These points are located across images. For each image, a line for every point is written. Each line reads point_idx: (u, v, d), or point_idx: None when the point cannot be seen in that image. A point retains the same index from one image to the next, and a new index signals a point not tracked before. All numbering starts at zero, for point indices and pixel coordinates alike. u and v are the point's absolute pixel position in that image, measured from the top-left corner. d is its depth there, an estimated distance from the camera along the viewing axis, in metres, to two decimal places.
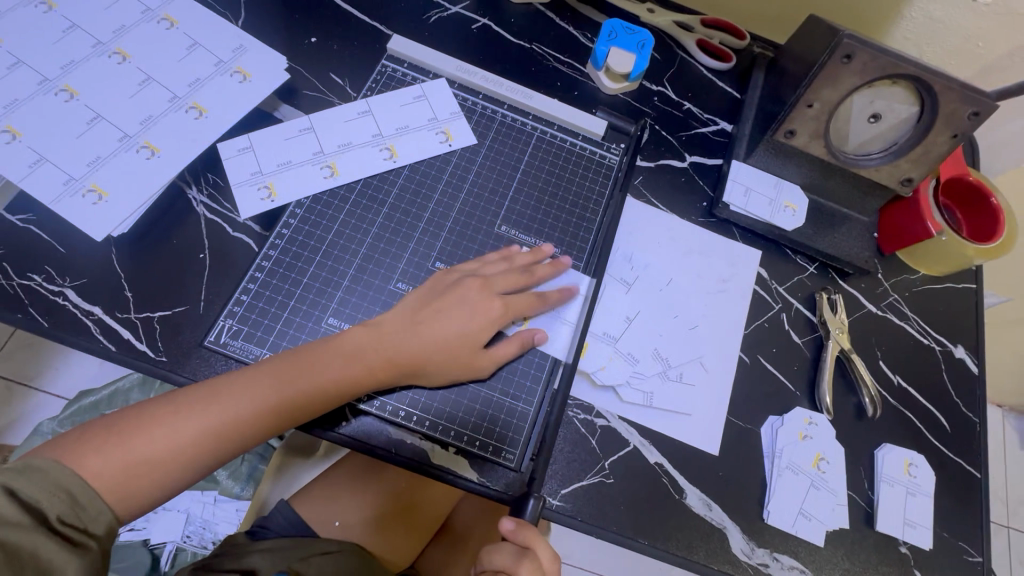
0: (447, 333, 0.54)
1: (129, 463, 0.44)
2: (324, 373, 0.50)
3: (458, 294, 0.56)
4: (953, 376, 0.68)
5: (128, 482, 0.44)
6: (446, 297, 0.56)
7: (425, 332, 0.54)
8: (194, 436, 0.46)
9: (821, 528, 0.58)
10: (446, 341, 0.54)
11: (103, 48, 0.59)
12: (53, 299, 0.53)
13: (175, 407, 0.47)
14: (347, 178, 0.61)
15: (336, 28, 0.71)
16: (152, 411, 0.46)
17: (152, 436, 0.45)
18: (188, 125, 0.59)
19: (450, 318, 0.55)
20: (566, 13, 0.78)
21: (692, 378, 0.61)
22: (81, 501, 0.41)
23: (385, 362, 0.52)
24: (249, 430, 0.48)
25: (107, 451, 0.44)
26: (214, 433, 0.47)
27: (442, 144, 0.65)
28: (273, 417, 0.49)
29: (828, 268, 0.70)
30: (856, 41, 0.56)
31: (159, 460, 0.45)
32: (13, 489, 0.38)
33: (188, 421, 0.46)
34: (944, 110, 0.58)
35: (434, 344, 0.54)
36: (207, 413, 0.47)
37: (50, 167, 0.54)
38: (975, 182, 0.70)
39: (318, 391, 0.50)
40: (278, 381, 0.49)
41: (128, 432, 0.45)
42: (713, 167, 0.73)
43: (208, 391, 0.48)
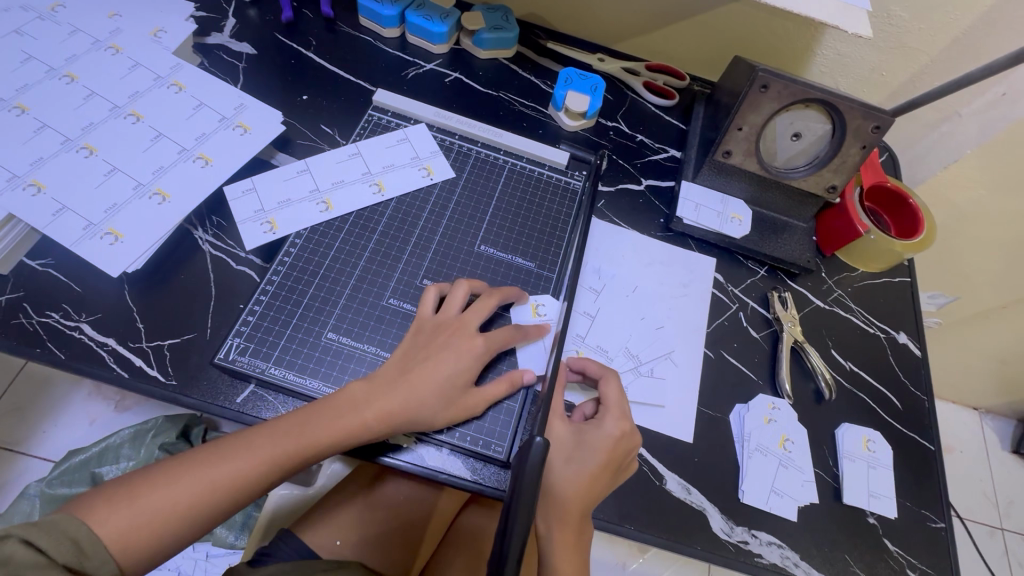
0: (435, 377, 0.57)
1: (138, 519, 0.46)
2: (318, 427, 0.53)
3: (451, 335, 0.59)
4: (899, 360, 0.75)
5: (137, 538, 0.45)
6: (438, 341, 0.59)
7: (420, 371, 0.57)
8: (199, 495, 0.48)
9: (792, 503, 0.62)
10: (441, 384, 0.57)
11: (118, 111, 0.67)
12: (70, 333, 0.58)
13: (183, 467, 0.49)
14: (341, 211, 0.68)
15: (326, 87, 0.80)
16: (162, 472, 0.48)
17: (157, 495, 0.47)
18: (195, 173, 0.66)
19: (440, 365, 0.57)
20: (528, 65, 0.89)
21: (663, 373, 0.67)
22: (84, 549, 0.44)
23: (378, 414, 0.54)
24: (252, 487, 0.50)
25: (115, 507, 0.46)
26: (217, 491, 0.48)
27: (424, 178, 0.73)
28: (275, 474, 0.51)
29: (777, 270, 0.78)
30: (770, 74, 0.66)
31: (163, 518, 0.47)
32: (28, 539, 0.41)
33: (194, 478, 0.48)
34: (851, 126, 0.67)
35: (423, 388, 0.56)
36: (214, 471, 0.49)
37: (71, 215, 0.60)
38: (893, 187, 0.80)
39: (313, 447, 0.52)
40: (279, 440, 0.51)
41: (137, 491, 0.47)
42: (667, 188, 0.82)
43: (214, 451, 0.50)
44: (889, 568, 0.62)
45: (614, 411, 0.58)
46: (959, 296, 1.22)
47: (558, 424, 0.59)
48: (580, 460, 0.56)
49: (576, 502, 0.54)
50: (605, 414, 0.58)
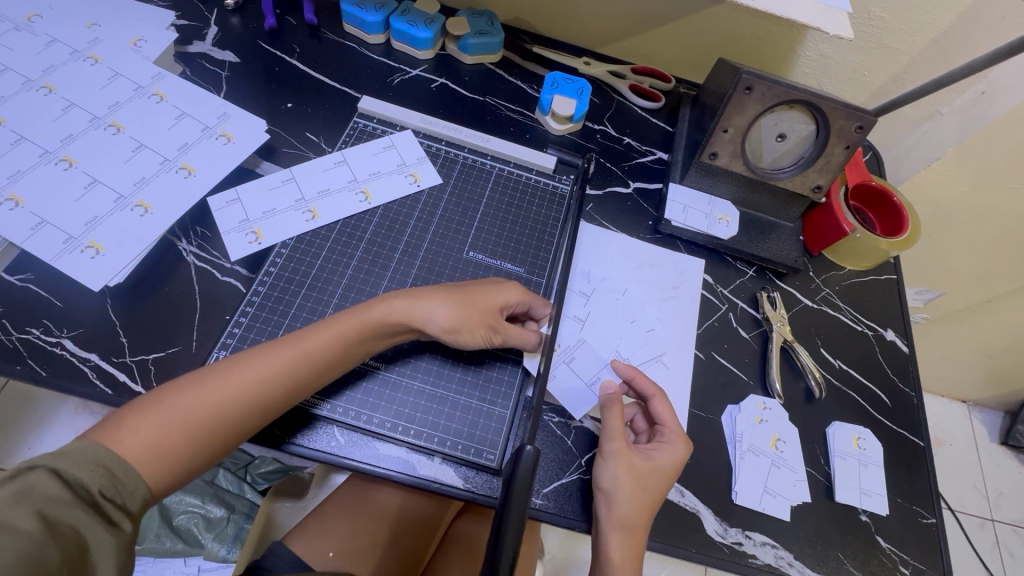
0: (482, 299, 0.60)
1: (155, 437, 0.46)
2: (312, 339, 0.54)
3: (493, 282, 0.62)
4: (887, 357, 0.76)
5: (158, 455, 0.46)
6: (478, 286, 0.61)
7: (442, 302, 0.58)
8: (208, 411, 0.49)
9: (785, 502, 0.62)
10: (487, 305, 0.60)
11: (98, 122, 0.66)
12: (51, 349, 0.57)
13: (200, 380, 0.50)
14: (327, 220, 0.68)
15: (311, 94, 0.80)
16: (165, 391, 0.49)
17: (178, 405, 0.48)
18: (178, 183, 0.65)
19: (472, 300, 0.59)
20: (513, 69, 0.89)
21: (653, 375, 0.67)
22: (117, 475, 0.43)
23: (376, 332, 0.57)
24: (271, 395, 0.52)
25: (139, 421, 0.46)
26: (222, 405, 0.50)
27: (412, 185, 0.73)
28: (289, 381, 0.53)
29: (765, 271, 0.78)
30: (754, 75, 0.67)
31: (186, 426, 0.48)
32: (56, 469, 0.40)
33: (213, 388, 0.50)
34: (835, 126, 0.68)
35: (467, 308, 0.59)
36: (232, 381, 0.50)
37: (51, 229, 0.59)
38: (877, 186, 0.81)
39: (306, 359, 0.53)
40: (274, 356, 0.53)
41: (147, 409, 0.47)
42: (654, 190, 0.82)
43: (213, 369, 0.51)
44: (882, 566, 0.62)
45: (676, 432, 0.60)
46: (945, 291, 1.23)
47: (625, 449, 0.57)
48: (652, 483, 0.56)
49: (643, 522, 0.55)
50: (665, 432, 0.60)
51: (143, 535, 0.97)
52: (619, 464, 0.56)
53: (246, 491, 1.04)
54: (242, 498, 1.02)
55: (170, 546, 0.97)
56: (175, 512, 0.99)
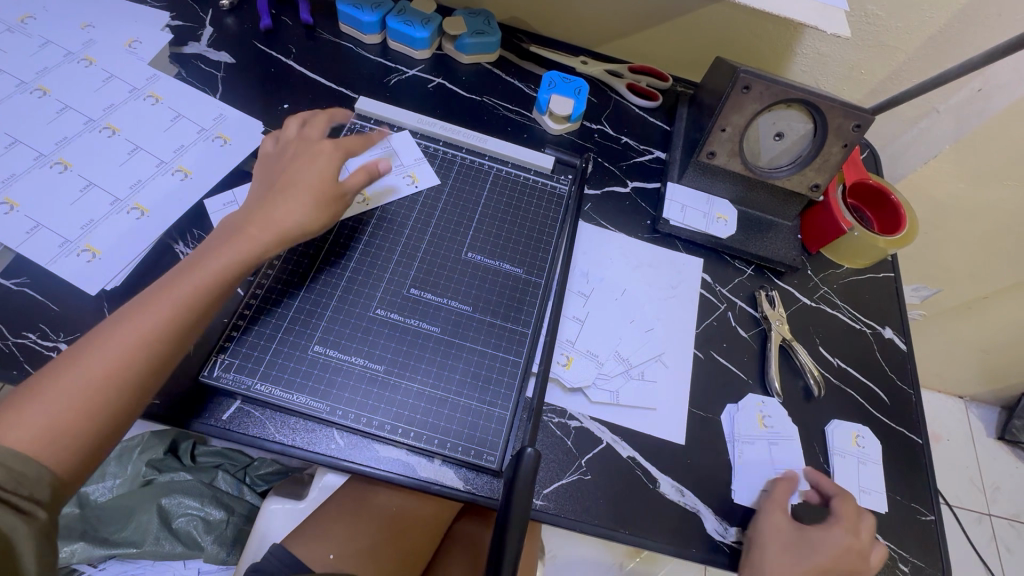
0: (304, 186, 0.61)
1: (44, 424, 0.45)
2: (183, 286, 0.53)
3: (307, 155, 0.63)
4: (885, 355, 0.76)
5: (52, 439, 0.45)
6: (297, 160, 0.63)
7: (280, 199, 0.60)
8: (99, 382, 0.48)
9: (782, 503, 0.62)
10: (297, 213, 0.59)
11: (93, 124, 0.66)
12: (48, 354, 0.56)
13: (54, 370, 0.47)
14: None
15: (308, 95, 0.79)
16: (39, 381, 0.46)
17: (61, 389, 0.47)
18: (174, 186, 0.65)
19: (300, 183, 0.61)
20: (511, 69, 0.89)
21: (653, 375, 0.67)
22: (17, 469, 0.42)
23: (262, 254, 0.57)
24: (163, 350, 0.51)
25: (21, 414, 0.45)
26: (110, 375, 0.48)
27: (409, 185, 0.72)
28: (172, 335, 0.51)
29: (764, 269, 0.79)
30: (751, 74, 0.67)
31: (75, 407, 0.46)
32: None
33: (81, 367, 0.48)
34: (833, 125, 0.68)
35: (274, 228, 0.58)
36: (94, 355, 0.48)
37: (46, 232, 0.58)
38: (875, 184, 0.81)
39: (194, 295, 0.53)
40: (141, 309, 0.51)
41: (25, 404, 0.45)
42: (653, 190, 0.82)
43: (88, 345, 0.49)
44: (881, 564, 0.62)
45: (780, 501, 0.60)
46: (941, 288, 1.24)
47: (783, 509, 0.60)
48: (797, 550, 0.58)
49: None
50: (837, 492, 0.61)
51: (144, 539, 0.96)
52: (773, 520, 0.59)
53: (245, 493, 1.05)
54: (241, 499, 1.03)
55: (171, 549, 0.96)
56: (174, 515, 0.98)
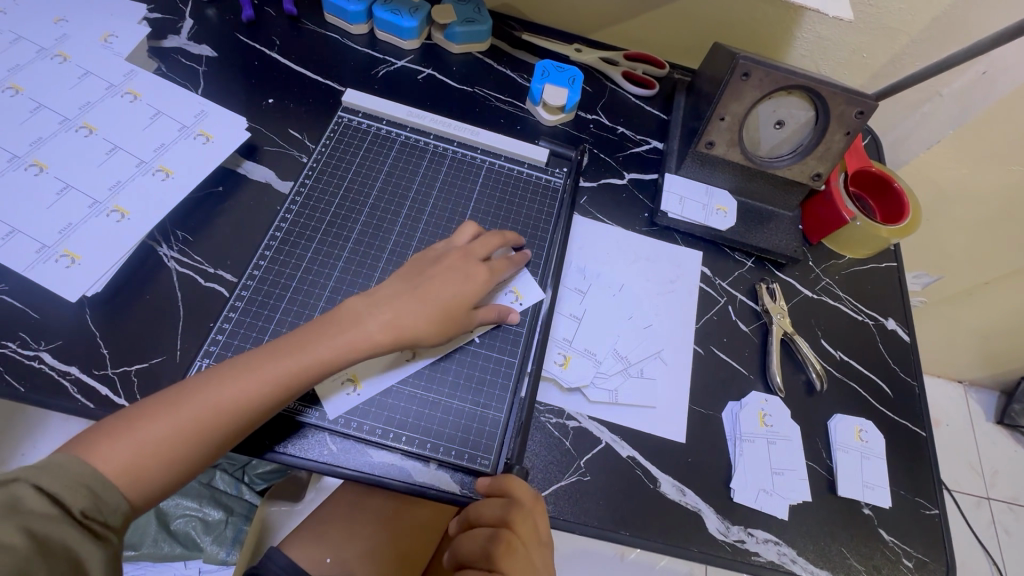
0: (441, 297, 0.58)
1: (134, 456, 0.45)
2: (309, 353, 0.53)
3: (458, 268, 0.61)
4: (888, 346, 0.75)
5: (135, 474, 0.45)
6: (445, 272, 0.60)
7: (408, 302, 0.58)
8: (200, 422, 0.48)
9: (784, 502, 0.61)
10: (446, 303, 0.58)
11: (70, 123, 0.63)
12: (28, 363, 0.55)
13: (160, 403, 0.48)
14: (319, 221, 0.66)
15: (293, 89, 0.77)
16: (141, 412, 0.47)
17: (160, 424, 0.47)
18: (156, 187, 0.62)
19: (436, 303, 0.58)
20: (503, 58, 0.86)
21: (652, 373, 0.66)
22: (100, 495, 0.42)
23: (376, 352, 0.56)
24: (265, 403, 0.50)
25: (116, 440, 0.45)
26: (214, 423, 0.48)
27: (514, 303, 0.65)
28: (279, 393, 0.51)
29: (764, 261, 0.77)
30: (751, 61, 0.64)
31: (166, 443, 0.46)
32: (39, 486, 0.39)
33: (187, 407, 0.48)
34: (835, 112, 0.66)
35: (419, 310, 0.57)
36: (201, 398, 0.48)
37: (23, 238, 0.56)
38: (877, 172, 0.79)
39: (304, 370, 0.52)
40: (251, 370, 0.51)
41: (119, 436, 0.45)
42: (650, 181, 0.80)
43: (194, 386, 0.49)
44: (886, 559, 0.61)
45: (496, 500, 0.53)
46: (943, 275, 1.22)
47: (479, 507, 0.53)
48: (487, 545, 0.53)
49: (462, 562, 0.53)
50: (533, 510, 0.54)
51: (141, 541, 0.96)
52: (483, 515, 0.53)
53: (244, 492, 1.01)
54: (240, 500, 0.99)
55: (169, 551, 0.96)
56: (171, 516, 0.97)
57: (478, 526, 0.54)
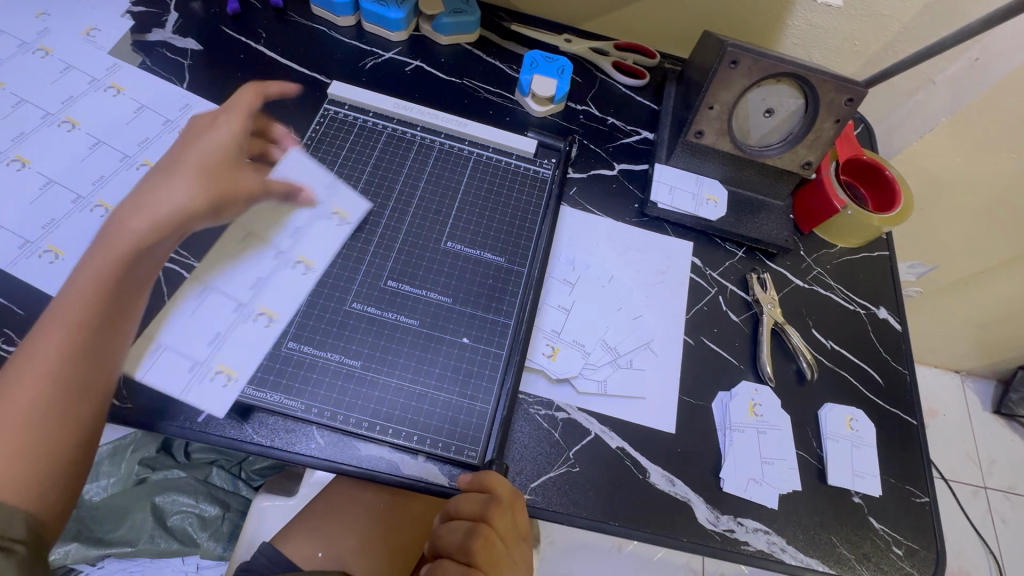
0: (195, 160, 0.60)
1: (1, 457, 0.43)
2: (75, 283, 0.52)
3: (206, 125, 0.63)
4: (879, 334, 0.74)
5: (27, 452, 0.44)
6: (194, 136, 0.63)
7: (167, 180, 0.59)
8: (48, 400, 0.46)
9: (773, 491, 0.61)
10: (201, 159, 0.60)
11: (52, 118, 0.63)
12: None
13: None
14: (317, 265, 0.63)
15: (279, 82, 0.76)
16: None
17: (9, 419, 0.44)
18: (140, 181, 0.62)
19: (188, 165, 0.60)
20: (492, 49, 0.86)
21: (641, 364, 0.66)
22: None
23: (155, 241, 0.56)
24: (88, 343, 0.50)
25: None
26: (64, 387, 0.47)
27: (343, 226, 0.65)
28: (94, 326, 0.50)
29: (755, 251, 0.76)
30: (739, 49, 0.64)
31: (31, 428, 0.45)
32: None
33: (26, 390, 0.46)
34: (825, 99, 0.66)
35: (184, 175, 0.59)
36: (30, 373, 0.47)
37: (5, 233, 0.56)
38: (869, 160, 0.78)
39: (98, 288, 0.51)
40: (69, 308, 0.50)
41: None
42: (640, 172, 0.80)
43: (11, 374, 0.47)
44: (876, 548, 0.61)
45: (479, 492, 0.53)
46: (938, 265, 1.22)
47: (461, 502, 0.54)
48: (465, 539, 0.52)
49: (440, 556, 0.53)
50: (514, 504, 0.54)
51: (138, 538, 0.95)
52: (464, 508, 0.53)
53: (240, 488, 1.02)
54: (236, 495, 1.00)
55: (166, 547, 0.95)
56: (168, 513, 0.97)
57: (457, 519, 0.54)
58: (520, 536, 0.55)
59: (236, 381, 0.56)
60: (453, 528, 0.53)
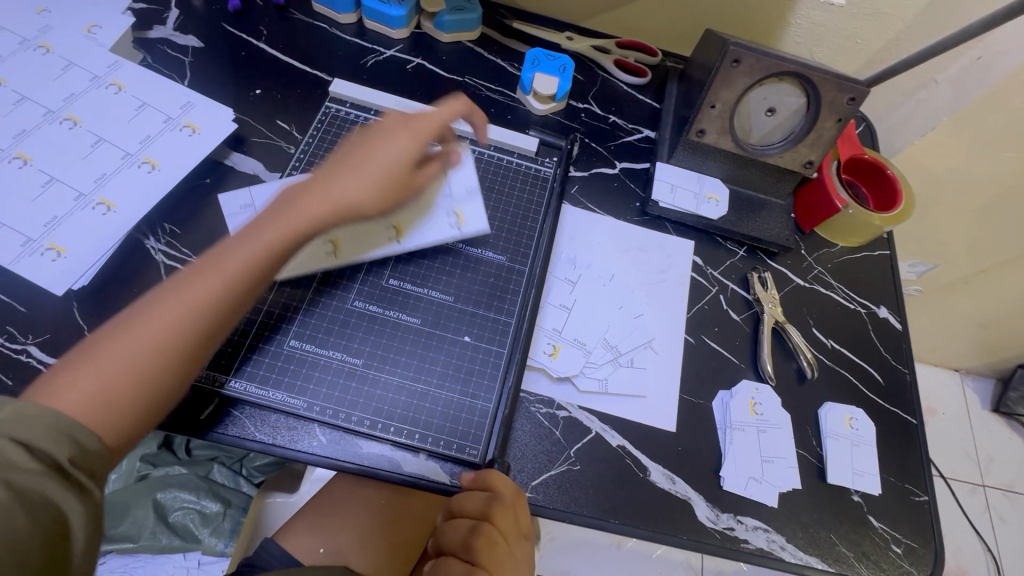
0: (376, 162, 0.58)
1: (96, 389, 0.42)
2: (243, 254, 0.50)
3: (391, 130, 0.61)
4: (880, 334, 0.75)
5: (104, 407, 0.42)
6: (376, 133, 0.60)
7: (355, 176, 0.57)
8: (159, 357, 0.45)
9: (773, 489, 0.61)
10: (385, 156, 0.58)
11: (54, 115, 0.63)
12: (17, 357, 0.55)
13: (106, 344, 0.44)
14: (350, 257, 0.62)
15: (280, 80, 0.76)
16: (97, 347, 0.44)
17: (118, 355, 0.44)
18: (142, 179, 0.62)
19: (376, 164, 0.58)
20: (493, 47, 0.85)
21: (642, 362, 0.66)
22: (82, 440, 0.38)
23: (321, 229, 0.55)
24: (216, 315, 0.48)
25: (76, 368, 0.43)
26: (174, 347, 0.46)
27: (453, 228, 0.65)
28: (233, 307, 0.49)
29: (756, 250, 0.77)
30: (742, 47, 0.64)
31: (133, 372, 0.44)
32: (15, 438, 0.35)
33: (148, 332, 0.45)
34: (826, 99, 0.66)
35: (372, 176, 0.57)
36: (156, 325, 0.45)
37: (8, 231, 0.56)
38: (870, 159, 0.78)
39: (250, 265, 0.50)
40: (217, 275, 0.48)
41: (78, 366, 0.43)
42: (642, 170, 0.80)
43: (139, 317, 0.46)
44: (875, 546, 0.62)
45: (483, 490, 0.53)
46: (938, 264, 1.22)
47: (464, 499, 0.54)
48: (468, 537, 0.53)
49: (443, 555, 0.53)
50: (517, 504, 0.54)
51: (140, 534, 0.95)
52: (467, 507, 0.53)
53: (242, 484, 1.01)
54: (237, 493, 0.99)
55: (167, 542, 0.96)
56: (169, 509, 0.97)
57: (459, 518, 0.54)
58: (523, 535, 0.55)
59: None
60: (457, 527, 0.54)
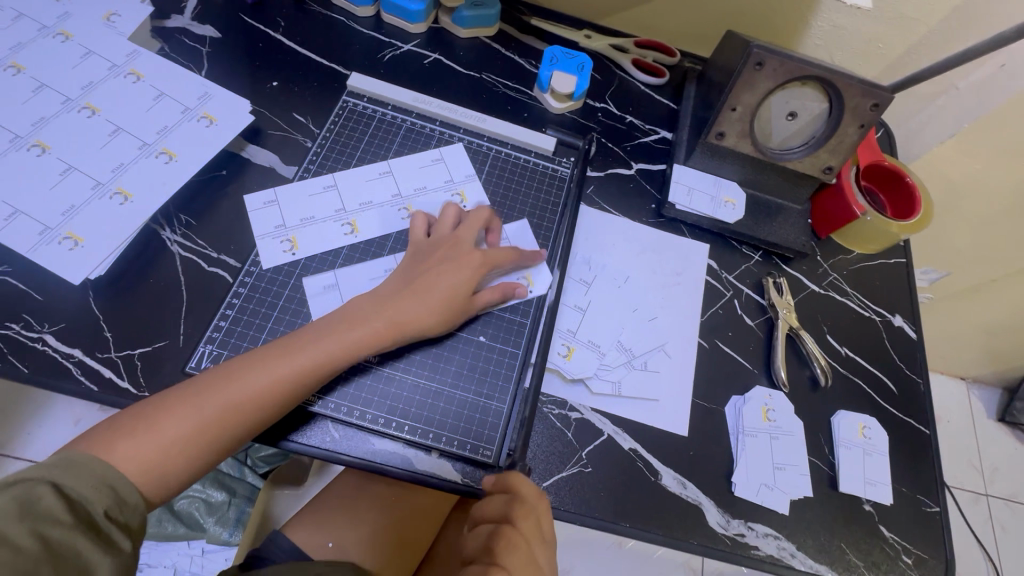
0: (437, 292, 0.58)
1: (149, 457, 0.46)
2: (305, 354, 0.53)
3: (456, 261, 0.60)
4: (894, 342, 0.74)
5: (154, 471, 0.46)
6: (443, 264, 0.60)
7: (410, 300, 0.57)
8: (212, 430, 0.49)
9: (785, 497, 0.61)
10: (444, 292, 0.59)
11: (72, 104, 0.63)
12: (32, 345, 0.55)
13: (166, 407, 0.48)
14: (366, 235, 0.65)
15: (297, 72, 0.76)
16: (158, 415, 0.48)
17: (173, 423, 0.48)
18: (159, 170, 0.62)
19: (436, 293, 0.58)
20: (511, 43, 0.85)
21: (656, 366, 0.66)
22: (122, 496, 0.44)
23: (377, 346, 0.56)
24: (269, 404, 0.51)
25: (135, 437, 0.46)
26: (227, 423, 0.49)
27: (457, 205, 0.69)
28: (289, 392, 0.52)
29: (771, 255, 0.76)
30: (765, 50, 0.63)
31: (184, 442, 0.48)
32: (58, 486, 0.41)
33: (201, 408, 0.49)
34: (849, 104, 0.65)
35: (427, 305, 0.58)
36: (214, 402, 0.49)
37: (26, 220, 0.56)
38: (889, 166, 0.78)
39: (306, 372, 0.52)
40: (276, 364, 0.52)
41: (139, 432, 0.47)
42: (658, 172, 0.79)
43: (201, 390, 0.50)
44: (885, 555, 0.61)
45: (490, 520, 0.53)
46: (950, 272, 1.22)
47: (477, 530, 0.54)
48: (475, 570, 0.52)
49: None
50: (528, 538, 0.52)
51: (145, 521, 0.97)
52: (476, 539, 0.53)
53: (247, 474, 1.00)
54: (241, 483, 0.98)
55: (173, 530, 0.97)
56: (175, 497, 0.97)
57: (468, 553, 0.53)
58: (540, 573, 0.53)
59: (295, 253, 0.63)
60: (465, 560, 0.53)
